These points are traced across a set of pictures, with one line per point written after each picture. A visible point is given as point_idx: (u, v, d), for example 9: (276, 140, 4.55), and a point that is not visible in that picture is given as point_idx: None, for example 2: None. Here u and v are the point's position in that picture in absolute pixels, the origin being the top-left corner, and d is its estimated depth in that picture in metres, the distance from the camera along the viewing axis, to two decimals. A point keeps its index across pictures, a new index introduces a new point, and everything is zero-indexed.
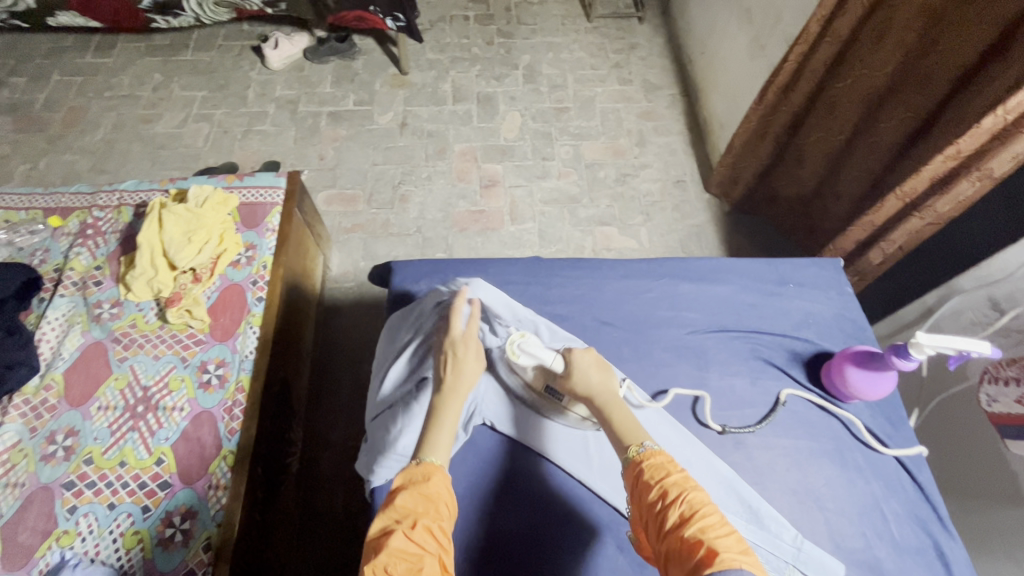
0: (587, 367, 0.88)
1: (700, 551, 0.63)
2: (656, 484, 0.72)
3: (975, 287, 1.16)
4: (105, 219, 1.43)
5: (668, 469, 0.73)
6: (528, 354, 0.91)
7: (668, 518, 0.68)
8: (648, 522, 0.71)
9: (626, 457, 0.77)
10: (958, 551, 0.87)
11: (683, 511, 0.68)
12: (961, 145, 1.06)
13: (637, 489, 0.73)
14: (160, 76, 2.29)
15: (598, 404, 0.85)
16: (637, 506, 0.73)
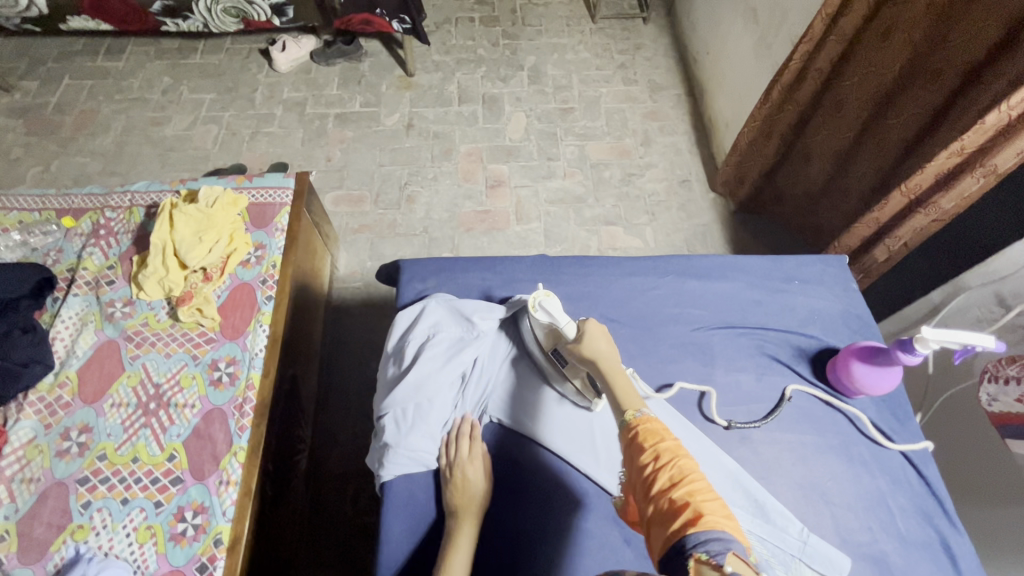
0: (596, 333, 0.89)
1: (686, 513, 0.64)
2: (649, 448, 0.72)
3: (980, 283, 1.15)
4: (117, 220, 1.45)
5: (661, 435, 0.74)
6: (546, 310, 0.95)
7: (658, 481, 0.69)
8: (637, 484, 0.71)
9: (623, 419, 0.77)
10: (965, 546, 0.87)
11: (673, 475, 0.69)
12: (965, 142, 1.07)
13: (630, 451, 0.74)
14: (170, 79, 2.32)
15: (601, 366, 0.85)
16: (628, 468, 0.74)
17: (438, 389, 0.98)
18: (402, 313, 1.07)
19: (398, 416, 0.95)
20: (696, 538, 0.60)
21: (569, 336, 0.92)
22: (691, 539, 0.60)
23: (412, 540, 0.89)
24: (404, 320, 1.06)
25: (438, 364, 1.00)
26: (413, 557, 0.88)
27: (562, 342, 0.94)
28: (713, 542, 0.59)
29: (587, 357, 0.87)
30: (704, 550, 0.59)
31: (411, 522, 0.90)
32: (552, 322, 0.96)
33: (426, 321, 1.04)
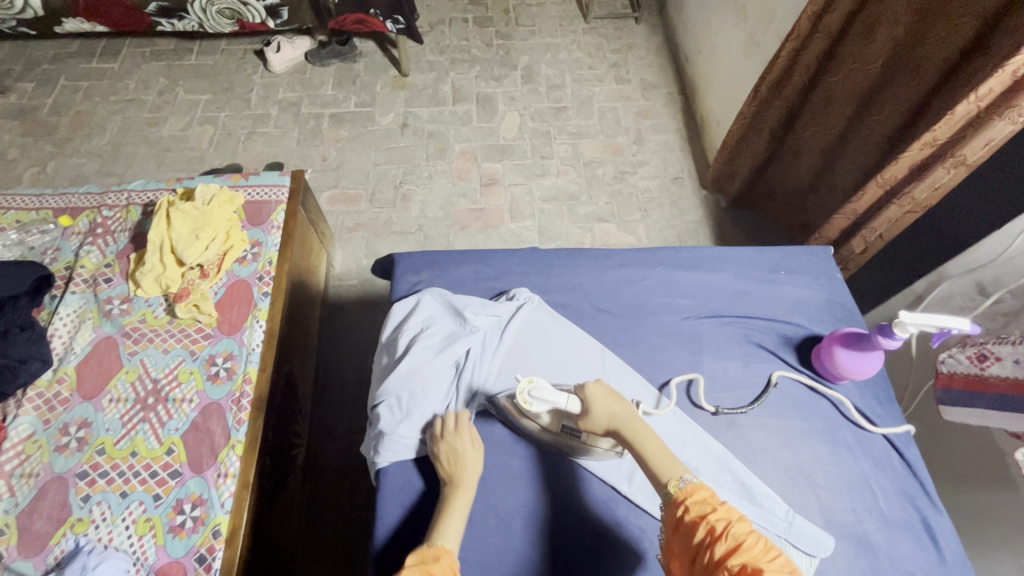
0: (604, 399, 0.90)
1: None
2: (701, 520, 0.75)
3: (961, 273, 1.19)
4: (114, 218, 1.46)
5: (711, 505, 0.77)
6: (541, 399, 0.90)
7: (716, 551, 0.71)
8: (694, 558, 0.73)
9: (668, 493, 0.80)
10: (946, 526, 0.89)
11: (731, 544, 0.71)
12: (937, 133, 1.10)
13: (682, 526, 0.76)
14: (166, 80, 2.33)
15: (625, 435, 0.87)
16: (682, 543, 0.75)
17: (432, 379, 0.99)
18: (397, 306, 1.09)
19: (393, 405, 0.97)
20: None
21: (577, 413, 0.90)
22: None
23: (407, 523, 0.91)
24: (399, 313, 1.08)
25: (431, 353, 1.01)
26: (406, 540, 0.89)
27: (570, 414, 0.94)
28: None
29: (608, 427, 0.89)
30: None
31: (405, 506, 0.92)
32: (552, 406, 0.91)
33: (420, 314, 1.05)
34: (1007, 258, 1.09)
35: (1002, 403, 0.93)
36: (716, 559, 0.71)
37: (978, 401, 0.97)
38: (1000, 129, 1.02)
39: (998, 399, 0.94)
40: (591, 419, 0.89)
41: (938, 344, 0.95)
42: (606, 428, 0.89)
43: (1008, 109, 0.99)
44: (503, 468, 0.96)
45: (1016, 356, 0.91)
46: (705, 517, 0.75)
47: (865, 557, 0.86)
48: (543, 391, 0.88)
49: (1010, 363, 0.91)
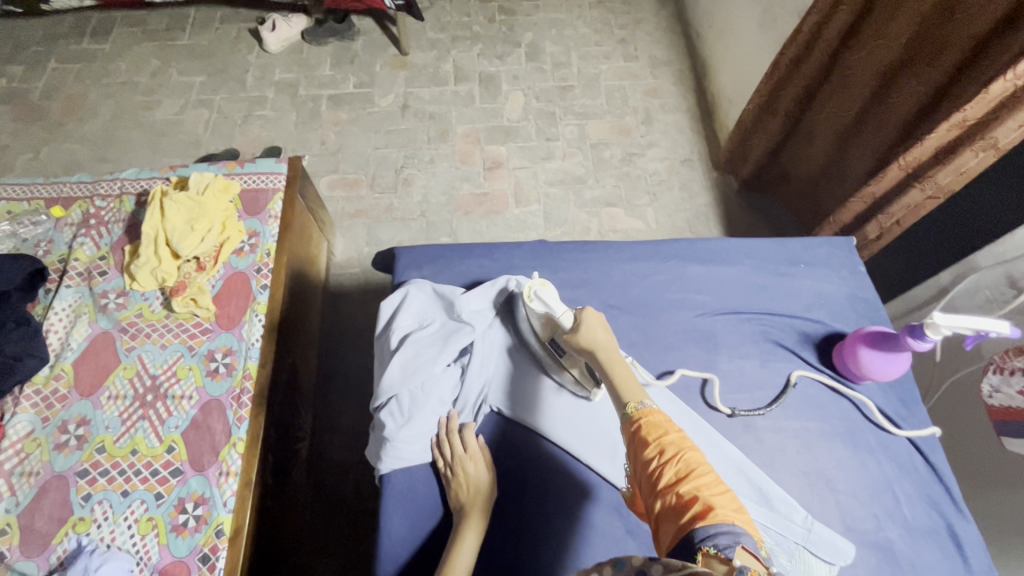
0: (593, 326, 0.88)
1: (694, 508, 0.63)
2: (652, 443, 0.71)
3: (991, 264, 1.12)
4: (107, 209, 1.42)
5: (666, 428, 0.72)
6: (542, 300, 0.94)
7: (664, 476, 0.68)
8: (643, 480, 0.70)
9: (624, 413, 0.76)
10: (971, 531, 0.86)
11: (679, 469, 0.67)
12: (967, 114, 1.05)
13: (634, 446, 0.73)
14: (158, 61, 2.26)
15: (602, 358, 0.84)
16: (632, 462, 0.73)
17: (436, 378, 0.95)
18: (408, 289, 1.03)
19: (393, 409, 0.92)
20: (703, 531, 0.59)
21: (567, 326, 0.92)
22: (700, 530, 0.60)
23: (416, 537, 0.86)
24: (405, 299, 1.02)
25: (424, 355, 0.96)
26: (414, 556, 0.85)
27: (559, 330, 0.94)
28: (721, 536, 0.58)
29: (585, 348, 0.86)
30: (713, 543, 0.58)
31: (412, 518, 0.87)
32: (548, 313, 0.94)
33: (411, 307, 1.01)
34: None
35: None
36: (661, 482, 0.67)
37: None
38: None
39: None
40: (578, 339, 0.87)
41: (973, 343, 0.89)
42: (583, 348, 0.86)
43: None
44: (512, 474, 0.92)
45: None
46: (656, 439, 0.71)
47: (888, 565, 0.83)
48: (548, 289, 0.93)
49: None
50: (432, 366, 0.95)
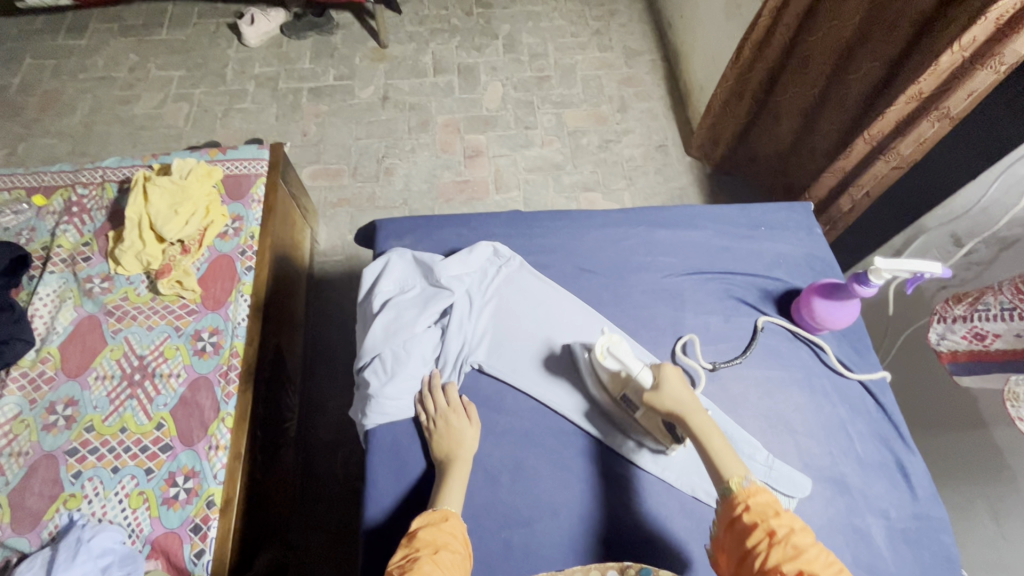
0: (676, 384, 0.86)
1: None
2: (760, 524, 0.73)
3: (938, 225, 1.22)
4: (89, 196, 1.43)
5: (773, 510, 0.74)
6: (616, 358, 0.91)
7: (771, 557, 0.69)
8: (744, 555, 0.72)
9: (727, 489, 0.78)
10: (917, 464, 0.94)
11: (787, 552, 0.69)
12: (922, 86, 1.10)
13: (738, 527, 0.74)
14: (136, 56, 2.26)
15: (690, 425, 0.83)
16: (734, 541, 0.74)
17: (417, 338, 0.99)
18: (390, 256, 1.07)
19: (376, 368, 0.96)
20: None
21: (647, 385, 0.88)
22: None
23: (399, 486, 0.90)
24: (387, 266, 1.06)
25: (406, 317, 1.01)
26: (398, 503, 0.89)
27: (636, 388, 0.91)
28: None
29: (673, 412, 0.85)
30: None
31: (395, 467, 0.91)
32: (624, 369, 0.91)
33: (391, 274, 1.05)
34: (981, 208, 1.12)
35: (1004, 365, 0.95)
36: (767, 563, 0.69)
37: (993, 369, 0.97)
38: (981, 80, 1.01)
39: (1009, 369, 0.94)
40: (660, 398, 0.86)
41: (911, 288, 0.97)
42: (670, 412, 0.84)
43: (990, 58, 0.98)
44: (489, 425, 0.95)
45: (1016, 330, 0.91)
46: (765, 520, 0.73)
47: (842, 497, 0.90)
48: (623, 348, 0.90)
49: (1015, 336, 0.91)
50: (412, 328, 0.99)
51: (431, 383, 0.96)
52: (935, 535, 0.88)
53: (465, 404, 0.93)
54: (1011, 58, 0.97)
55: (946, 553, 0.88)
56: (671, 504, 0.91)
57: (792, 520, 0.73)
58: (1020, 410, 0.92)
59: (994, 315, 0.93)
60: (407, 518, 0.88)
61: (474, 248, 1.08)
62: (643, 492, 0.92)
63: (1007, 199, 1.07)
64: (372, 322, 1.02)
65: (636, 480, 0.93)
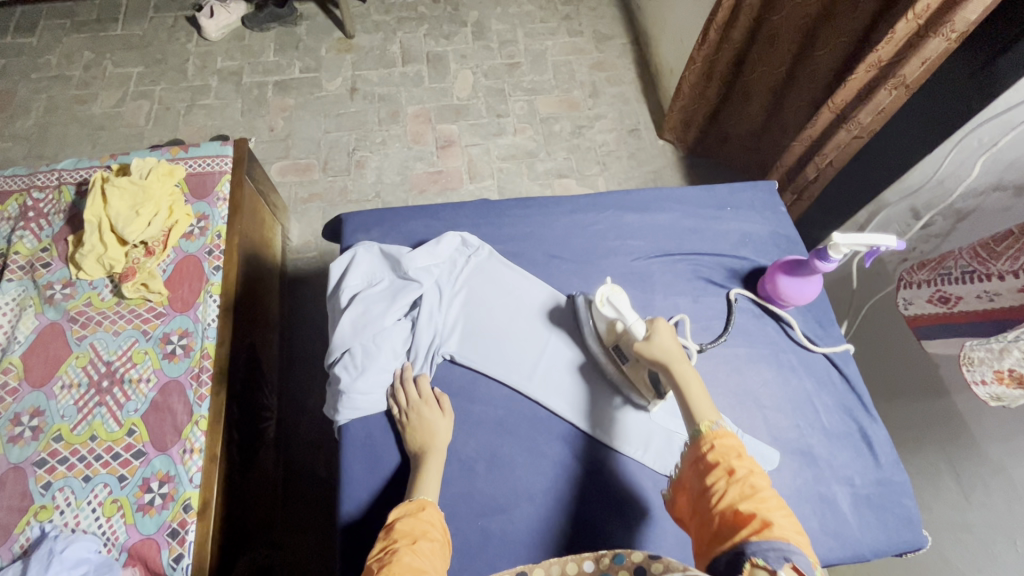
0: (669, 336, 0.88)
1: (752, 521, 0.65)
2: (720, 463, 0.72)
3: (898, 199, 1.25)
4: (46, 201, 1.38)
5: (738, 453, 0.74)
6: (614, 307, 0.93)
7: (727, 495, 0.69)
8: (702, 492, 0.72)
9: (696, 431, 0.78)
10: (880, 432, 0.97)
11: (744, 491, 0.69)
12: (880, 54, 1.11)
13: (702, 468, 0.74)
14: (91, 53, 2.18)
15: (673, 373, 0.84)
16: (695, 480, 0.74)
17: (386, 332, 0.98)
18: (356, 250, 1.06)
19: (346, 363, 0.95)
20: (756, 545, 0.62)
21: (639, 336, 0.90)
22: (752, 543, 0.62)
23: (375, 480, 0.90)
24: (354, 260, 1.05)
25: (374, 309, 1.00)
26: (375, 498, 0.89)
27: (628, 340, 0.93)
28: (772, 550, 0.61)
29: (659, 359, 0.86)
30: (761, 555, 0.61)
31: (371, 462, 0.91)
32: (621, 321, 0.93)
33: (358, 268, 1.04)
34: (937, 180, 1.16)
35: (962, 328, 0.97)
36: (723, 502, 0.69)
37: (953, 334, 0.99)
38: (934, 47, 1.03)
39: (969, 332, 0.96)
40: (649, 346, 0.87)
41: (870, 262, 0.99)
42: (658, 360, 0.86)
43: (942, 25, 1.00)
44: (464, 414, 0.95)
45: (977, 291, 0.94)
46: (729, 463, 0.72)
47: (809, 468, 0.93)
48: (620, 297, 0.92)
49: (975, 298, 0.94)
50: (380, 320, 0.99)
51: (403, 374, 0.95)
52: (897, 499, 0.92)
53: (437, 395, 0.93)
54: (963, 24, 0.98)
55: (908, 516, 0.91)
56: (645, 483, 0.93)
57: (754, 463, 0.73)
58: (978, 373, 0.89)
59: (955, 278, 0.97)
60: (385, 511, 0.88)
61: (442, 239, 1.07)
62: (618, 472, 0.93)
63: (961, 170, 1.11)
64: (339, 318, 1.01)
65: (609, 462, 0.94)
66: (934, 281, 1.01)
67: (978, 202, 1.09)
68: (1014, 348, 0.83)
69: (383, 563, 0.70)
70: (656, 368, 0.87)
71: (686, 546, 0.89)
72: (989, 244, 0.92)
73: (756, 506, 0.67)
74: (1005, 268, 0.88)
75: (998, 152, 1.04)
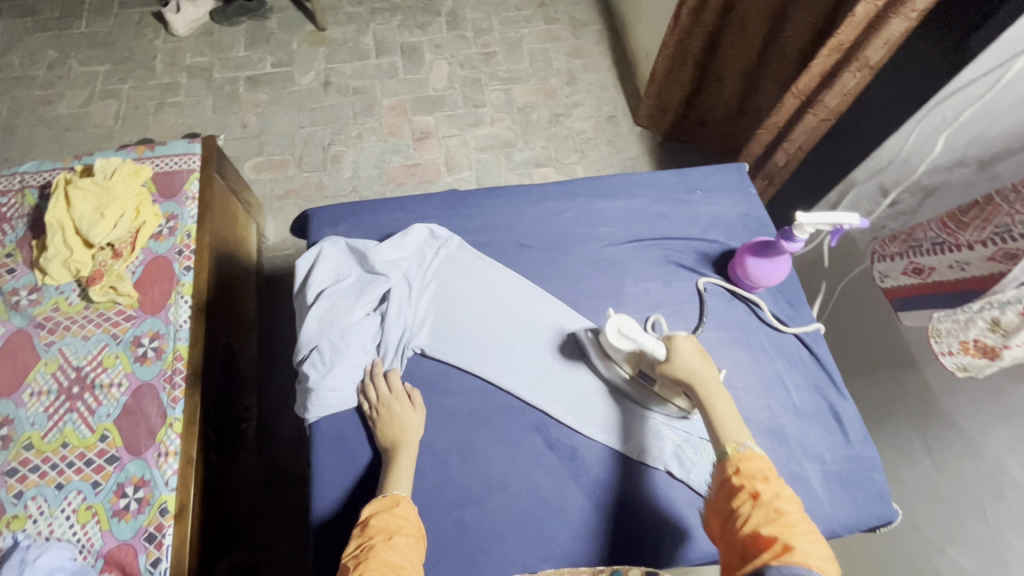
0: (691, 352, 0.87)
1: (775, 546, 0.65)
2: (746, 486, 0.72)
3: (866, 178, 1.26)
4: (8, 205, 1.34)
5: (765, 477, 0.73)
6: (629, 338, 0.89)
7: (751, 518, 0.69)
8: (727, 513, 0.72)
9: (723, 453, 0.77)
10: (850, 409, 0.99)
11: (768, 514, 0.68)
12: (842, 38, 1.11)
13: (726, 490, 0.74)
14: (55, 52, 2.12)
15: (700, 394, 0.84)
16: (720, 502, 0.74)
17: (355, 327, 0.97)
18: (322, 246, 1.04)
19: (315, 360, 0.94)
20: (779, 573, 0.62)
21: (660, 358, 0.88)
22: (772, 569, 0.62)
23: (347, 476, 0.89)
24: (320, 256, 1.03)
25: (343, 305, 0.99)
26: (348, 494, 0.88)
27: (651, 360, 0.91)
28: None
29: (686, 380, 0.85)
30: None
31: (343, 458, 0.90)
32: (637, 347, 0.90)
33: (325, 263, 1.03)
34: (903, 158, 1.16)
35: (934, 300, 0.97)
36: (745, 524, 0.69)
37: (926, 306, 0.99)
38: (895, 27, 1.03)
39: (939, 303, 0.96)
40: (673, 367, 0.86)
41: (838, 240, 1.00)
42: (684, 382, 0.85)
43: (902, 5, 0.99)
44: (435, 407, 0.95)
45: (949, 262, 0.95)
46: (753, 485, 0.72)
47: (781, 447, 0.94)
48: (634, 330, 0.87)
49: (947, 268, 0.95)
50: (349, 316, 0.98)
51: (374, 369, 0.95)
52: (867, 474, 0.94)
53: (408, 391, 0.92)
54: (922, 3, 0.98)
55: (878, 490, 0.93)
56: (619, 468, 0.94)
57: (782, 488, 0.72)
58: (945, 344, 0.90)
59: (927, 249, 0.99)
60: (358, 507, 0.87)
61: (410, 231, 1.06)
62: (594, 457, 0.94)
63: (926, 147, 1.11)
64: (306, 314, 1.00)
65: (582, 449, 0.94)
66: (907, 253, 1.02)
67: (944, 178, 1.10)
68: (979, 319, 0.84)
69: (359, 562, 0.70)
70: (686, 389, 0.86)
71: (660, 529, 0.90)
72: (956, 215, 0.95)
73: (779, 531, 0.66)
74: (973, 238, 0.90)
75: (960, 127, 1.04)
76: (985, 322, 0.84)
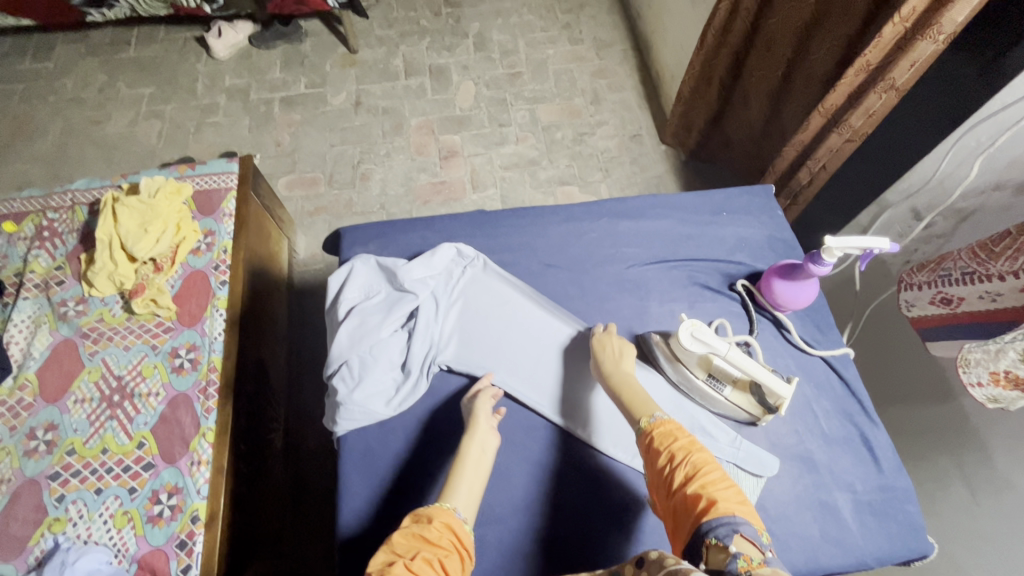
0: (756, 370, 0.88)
1: (701, 504, 0.70)
2: (664, 450, 0.78)
3: (899, 200, 1.25)
4: (60, 220, 1.42)
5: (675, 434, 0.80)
6: (703, 340, 0.87)
7: (676, 480, 0.75)
8: (655, 483, 0.78)
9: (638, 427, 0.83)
10: (881, 437, 0.97)
11: (688, 471, 0.75)
12: (868, 58, 1.10)
13: (650, 455, 0.80)
14: (105, 76, 2.24)
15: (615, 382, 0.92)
16: (649, 471, 0.79)
17: (382, 343, 1.00)
18: (354, 264, 1.08)
19: (344, 374, 0.97)
20: (706, 525, 0.67)
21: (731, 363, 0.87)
22: (702, 524, 0.67)
23: (374, 491, 0.91)
24: (351, 274, 1.07)
25: (372, 322, 1.01)
26: (373, 507, 0.90)
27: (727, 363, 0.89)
28: (720, 527, 0.65)
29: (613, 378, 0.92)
30: (714, 534, 0.65)
31: (369, 472, 0.92)
32: (709, 351, 0.88)
33: (355, 281, 1.06)
34: (936, 181, 1.16)
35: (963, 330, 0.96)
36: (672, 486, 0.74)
37: (956, 336, 0.98)
38: (922, 49, 1.02)
39: (972, 333, 0.95)
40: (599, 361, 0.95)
41: (866, 265, 0.99)
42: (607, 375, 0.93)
43: (930, 28, 0.98)
44: (460, 425, 0.96)
45: (979, 292, 0.92)
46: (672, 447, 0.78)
47: (809, 474, 0.93)
48: (707, 332, 0.86)
49: (977, 299, 0.93)
50: (377, 331, 1.00)
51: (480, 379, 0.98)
52: (901, 506, 0.92)
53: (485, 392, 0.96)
54: (949, 27, 0.97)
55: (912, 523, 0.91)
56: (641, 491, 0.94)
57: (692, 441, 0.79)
58: (974, 375, 0.88)
59: (957, 279, 0.96)
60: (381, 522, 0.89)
61: (437, 250, 1.08)
62: (615, 476, 0.95)
63: (960, 171, 1.11)
64: (337, 330, 1.03)
65: (605, 471, 0.95)
66: (934, 283, 1.00)
67: (980, 202, 1.10)
68: (1010, 350, 0.82)
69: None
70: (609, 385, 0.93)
71: None
72: (987, 245, 0.91)
73: (700, 489, 0.72)
74: (1004, 269, 0.87)
75: (995, 153, 1.04)
76: (1016, 354, 0.81)
